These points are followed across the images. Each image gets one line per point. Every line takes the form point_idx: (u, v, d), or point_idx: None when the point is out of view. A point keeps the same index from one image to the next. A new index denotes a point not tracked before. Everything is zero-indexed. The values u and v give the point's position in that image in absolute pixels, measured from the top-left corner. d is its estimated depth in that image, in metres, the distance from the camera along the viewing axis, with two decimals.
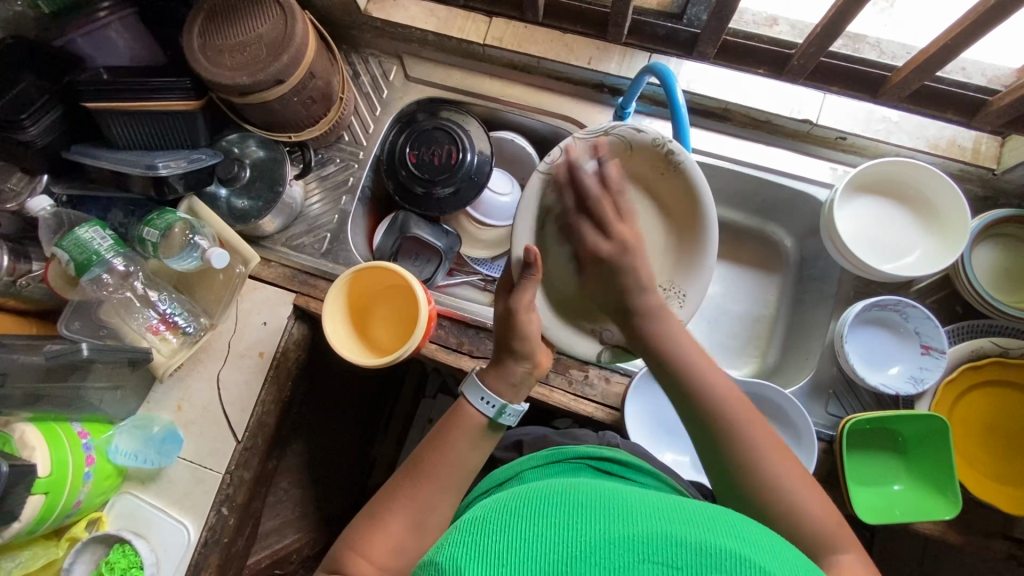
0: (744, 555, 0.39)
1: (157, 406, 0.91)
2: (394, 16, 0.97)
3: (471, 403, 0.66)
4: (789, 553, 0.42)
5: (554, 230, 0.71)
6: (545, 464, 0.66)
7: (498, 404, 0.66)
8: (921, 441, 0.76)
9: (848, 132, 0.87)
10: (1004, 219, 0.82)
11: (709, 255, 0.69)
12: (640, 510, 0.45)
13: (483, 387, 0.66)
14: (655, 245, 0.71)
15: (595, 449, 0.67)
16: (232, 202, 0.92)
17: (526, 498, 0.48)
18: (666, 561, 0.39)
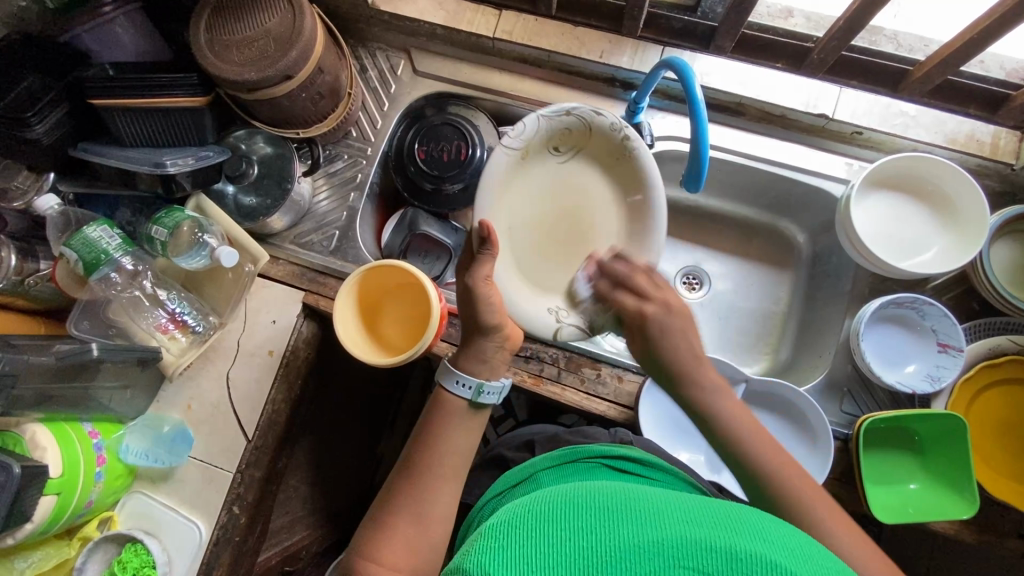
0: (774, 561, 0.39)
1: (166, 406, 0.91)
2: (403, 10, 0.96)
3: (448, 389, 0.67)
4: (820, 556, 0.42)
5: (517, 206, 0.82)
6: (561, 465, 0.66)
7: (474, 384, 0.66)
8: (938, 439, 0.75)
9: (866, 127, 0.85)
10: (1023, 216, 0.81)
11: (656, 228, 0.80)
12: (664, 513, 0.44)
13: (457, 370, 0.67)
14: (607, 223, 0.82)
15: (609, 448, 0.67)
16: (240, 199, 0.91)
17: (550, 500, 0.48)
18: (696, 568, 0.39)
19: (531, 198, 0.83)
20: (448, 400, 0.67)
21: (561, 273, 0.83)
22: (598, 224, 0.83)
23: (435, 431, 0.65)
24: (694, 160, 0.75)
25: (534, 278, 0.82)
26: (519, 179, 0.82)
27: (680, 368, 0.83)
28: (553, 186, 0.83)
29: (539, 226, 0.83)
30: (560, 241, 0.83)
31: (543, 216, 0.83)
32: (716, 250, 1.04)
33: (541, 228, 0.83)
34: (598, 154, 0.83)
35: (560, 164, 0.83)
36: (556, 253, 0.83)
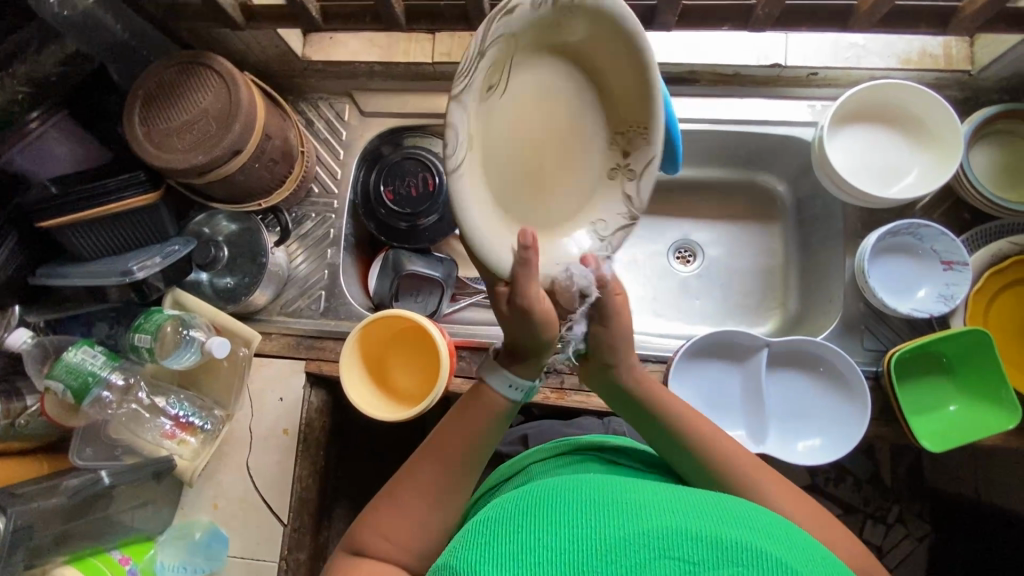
0: (763, 549, 0.40)
1: (193, 510, 0.87)
2: (335, 56, 0.95)
3: (496, 390, 0.58)
4: (800, 543, 0.43)
5: (510, 53, 0.51)
6: (551, 457, 0.64)
7: (525, 388, 0.59)
8: (966, 357, 0.75)
9: (820, 67, 0.86)
10: (993, 117, 0.81)
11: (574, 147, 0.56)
12: (651, 501, 0.45)
13: (508, 373, 0.58)
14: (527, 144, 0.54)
15: (602, 440, 0.66)
16: (216, 283, 0.88)
17: (537, 495, 0.48)
18: (684, 558, 0.39)
19: (523, 85, 0.53)
20: (480, 393, 0.59)
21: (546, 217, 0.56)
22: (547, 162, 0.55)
23: (476, 420, 0.58)
24: (666, 144, 0.70)
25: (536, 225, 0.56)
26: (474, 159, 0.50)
27: (705, 346, 0.78)
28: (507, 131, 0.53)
29: (503, 156, 0.53)
30: (551, 183, 0.56)
31: (518, 159, 0.54)
32: (700, 219, 1.05)
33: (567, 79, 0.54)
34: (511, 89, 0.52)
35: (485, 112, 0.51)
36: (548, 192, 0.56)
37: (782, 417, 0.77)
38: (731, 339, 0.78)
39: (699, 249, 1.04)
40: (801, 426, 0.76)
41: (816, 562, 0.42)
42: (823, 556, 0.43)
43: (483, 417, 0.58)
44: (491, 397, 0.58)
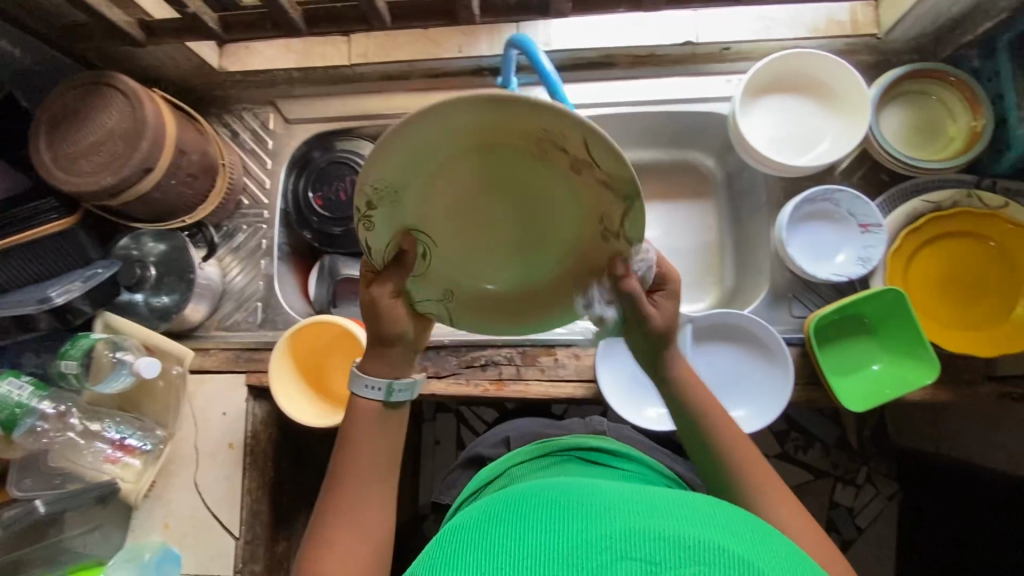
0: (722, 546, 0.40)
1: (143, 532, 0.87)
2: (251, 65, 0.94)
3: (355, 396, 0.57)
4: (764, 542, 0.44)
5: (403, 174, 0.51)
6: (530, 462, 0.64)
7: (384, 385, 0.57)
8: (888, 316, 0.75)
9: (732, 41, 0.86)
10: (901, 78, 0.81)
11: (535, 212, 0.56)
12: (617, 505, 0.46)
13: (363, 374, 0.57)
14: (486, 226, 0.57)
15: (581, 440, 0.66)
16: (151, 302, 0.88)
17: (504, 506, 0.48)
18: (646, 559, 0.40)
19: (460, 174, 0.53)
20: (351, 408, 0.58)
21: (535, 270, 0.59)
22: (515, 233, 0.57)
23: (361, 437, 0.57)
24: None
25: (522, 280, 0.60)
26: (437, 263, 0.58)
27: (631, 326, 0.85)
28: (457, 227, 0.57)
29: (467, 235, 0.57)
30: (528, 237, 0.57)
31: (475, 239, 0.58)
32: None
33: (498, 150, 0.51)
34: (439, 202, 0.54)
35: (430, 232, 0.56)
36: (529, 245, 0.58)
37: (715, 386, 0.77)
38: None
39: None
40: (730, 397, 0.77)
41: (778, 558, 0.42)
42: (787, 552, 0.44)
43: (366, 428, 0.57)
44: (358, 410, 0.57)
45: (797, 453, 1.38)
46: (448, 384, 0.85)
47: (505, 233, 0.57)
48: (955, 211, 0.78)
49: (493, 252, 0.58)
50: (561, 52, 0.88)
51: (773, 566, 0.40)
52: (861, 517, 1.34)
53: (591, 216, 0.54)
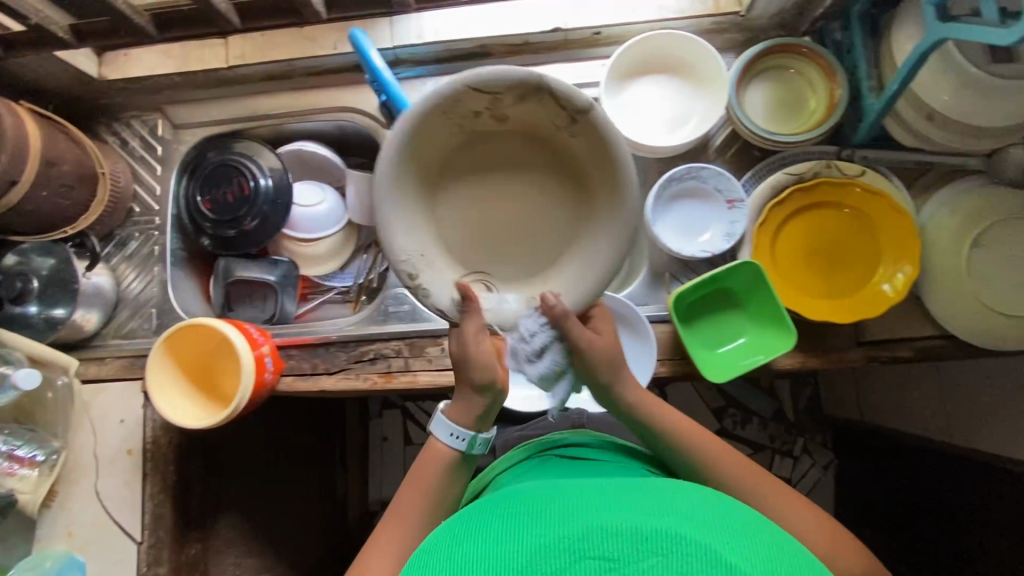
0: (679, 535, 0.43)
1: (46, 541, 0.88)
2: (131, 72, 0.94)
3: (439, 440, 0.64)
4: (724, 526, 0.46)
5: (443, 145, 0.58)
6: (514, 463, 0.74)
7: (468, 436, 0.64)
8: (752, 289, 0.77)
9: (600, 26, 0.87)
10: (760, 55, 0.82)
11: (548, 212, 0.60)
12: (588, 508, 0.48)
13: (449, 422, 0.64)
14: (502, 223, 0.61)
15: (555, 439, 0.75)
16: (47, 314, 0.87)
17: (478, 523, 0.51)
18: (605, 557, 0.42)
19: (512, 149, 0.60)
20: (431, 446, 0.65)
21: (531, 268, 0.61)
22: (526, 233, 0.61)
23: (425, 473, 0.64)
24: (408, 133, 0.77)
25: (525, 277, 0.61)
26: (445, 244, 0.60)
27: None
28: (475, 216, 0.61)
29: (485, 211, 0.61)
30: (520, 247, 0.61)
31: (487, 232, 0.61)
32: None
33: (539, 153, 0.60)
34: (463, 188, 0.60)
35: (445, 211, 0.60)
36: (517, 254, 0.61)
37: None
38: None
39: None
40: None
41: (736, 539, 0.45)
42: (749, 532, 0.47)
43: (434, 466, 0.65)
44: (436, 450, 0.65)
45: (735, 429, 1.42)
46: (338, 379, 0.86)
47: (518, 231, 0.61)
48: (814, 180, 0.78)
49: (505, 250, 0.61)
50: (434, 43, 0.89)
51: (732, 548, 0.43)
52: (801, 486, 1.39)
53: (570, 242, 0.60)
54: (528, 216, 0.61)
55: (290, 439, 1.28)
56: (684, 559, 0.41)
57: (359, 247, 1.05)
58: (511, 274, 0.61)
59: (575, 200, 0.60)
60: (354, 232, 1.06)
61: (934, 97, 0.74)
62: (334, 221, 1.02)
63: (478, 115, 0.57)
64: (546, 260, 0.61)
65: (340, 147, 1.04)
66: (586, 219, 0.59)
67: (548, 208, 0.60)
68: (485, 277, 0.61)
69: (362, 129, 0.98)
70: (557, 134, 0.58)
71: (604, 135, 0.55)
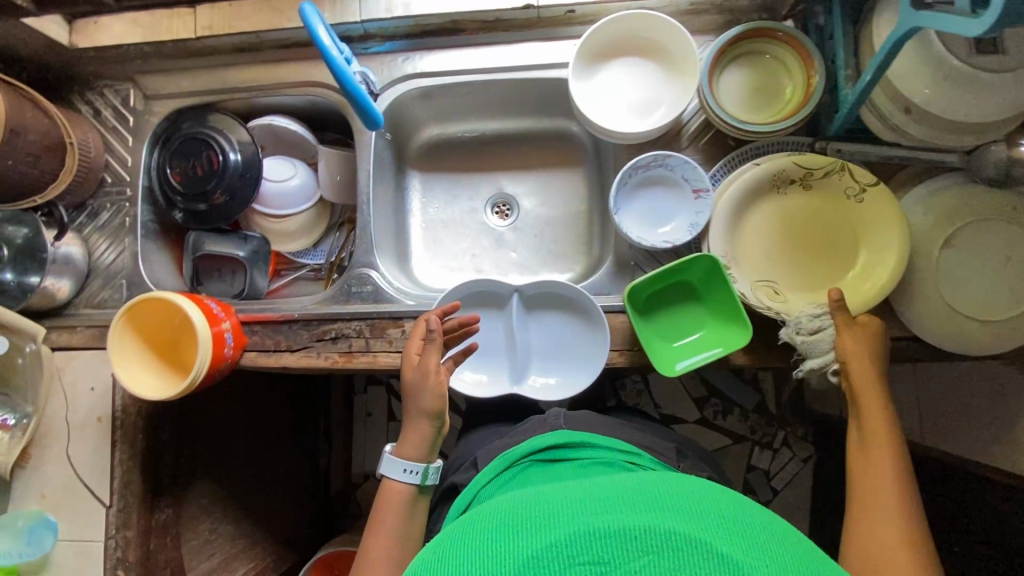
0: (669, 530, 0.41)
1: (22, 501, 0.92)
2: (101, 41, 0.93)
3: (395, 478, 0.73)
4: (712, 507, 0.45)
5: (768, 187, 0.78)
6: (495, 475, 0.68)
7: (419, 469, 0.73)
8: (710, 282, 0.75)
9: (573, 4, 0.84)
10: (738, 39, 0.79)
11: (828, 252, 0.78)
12: (570, 506, 0.46)
13: (402, 460, 0.73)
14: (818, 237, 0.78)
15: (534, 439, 0.70)
16: (24, 280, 0.88)
17: (454, 537, 0.47)
18: (595, 560, 0.41)
19: (816, 200, 0.78)
20: (387, 486, 0.74)
21: (795, 296, 0.77)
22: (831, 255, 0.77)
23: (387, 510, 0.72)
24: (363, 115, 0.77)
25: (801, 295, 0.77)
26: (757, 250, 0.79)
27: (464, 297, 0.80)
28: (768, 244, 0.79)
29: (790, 242, 0.79)
30: (809, 273, 0.78)
31: (790, 253, 0.79)
32: (511, 170, 1.05)
33: (838, 201, 0.77)
34: (794, 211, 0.78)
35: (758, 227, 0.79)
36: (792, 270, 0.78)
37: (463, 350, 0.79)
38: (483, 289, 0.79)
39: (514, 202, 1.04)
40: (557, 365, 0.79)
41: (726, 524, 0.44)
42: (739, 511, 0.46)
43: (391, 504, 0.73)
44: (393, 488, 0.73)
45: (716, 419, 1.43)
46: (300, 357, 0.86)
47: (830, 250, 0.78)
48: (769, 173, 0.77)
49: (814, 264, 0.78)
50: (404, 18, 0.87)
51: (729, 538, 0.42)
52: (778, 478, 1.40)
53: (862, 263, 0.75)
54: (824, 246, 0.78)
55: (272, 410, 1.31)
56: (675, 558, 0.40)
57: (332, 225, 1.05)
58: (798, 289, 0.77)
59: (862, 243, 0.75)
60: (327, 210, 1.06)
61: (914, 91, 0.69)
62: (306, 198, 1.02)
63: (794, 182, 0.77)
64: (818, 286, 0.77)
65: (314, 122, 1.03)
66: (872, 244, 0.74)
67: (821, 253, 0.78)
68: (767, 286, 0.77)
69: (334, 105, 0.96)
70: (864, 189, 0.75)
71: (892, 196, 0.72)
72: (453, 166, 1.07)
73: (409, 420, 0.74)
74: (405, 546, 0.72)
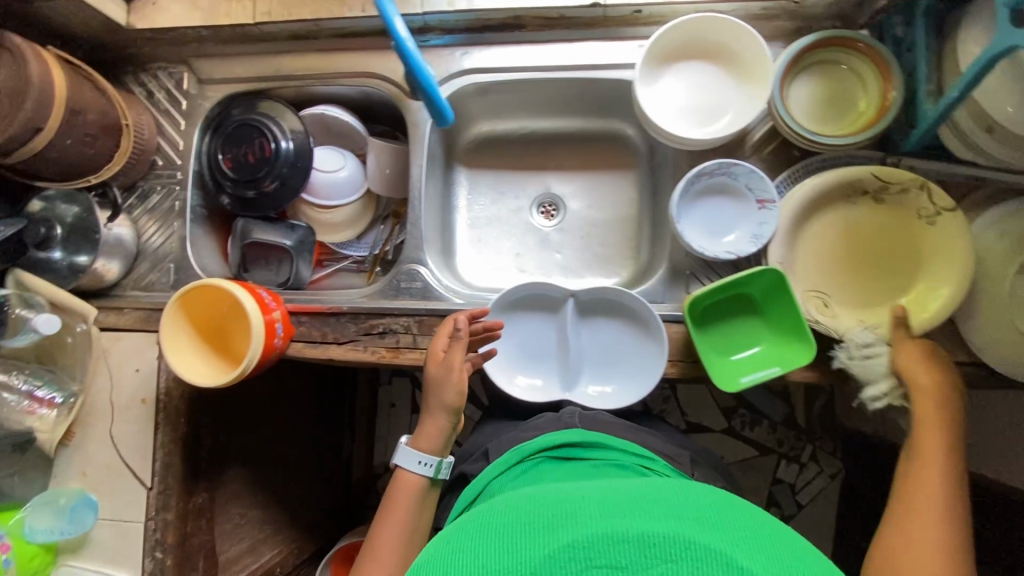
0: (688, 539, 0.41)
1: (63, 478, 0.93)
2: (159, 22, 0.92)
3: (410, 468, 0.73)
4: (729, 520, 0.44)
5: (837, 196, 0.76)
6: (507, 471, 0.66)
7: (435, 462, 0.73)
8: (771, 296, 0.74)
9: (641, 4, 0.82)
10: (812, 47, 0.77)
11: (889, 273, 0.75)
12: (587, 509, 0.45)
13: (419, 451, 0.73)
14: (882, 256, 0.76)
15: (549, 437, 0.68)
16: (72, 261, 0.88)
17: (466, 534, 0.47)
18: (611, 564, 0.40)
19: (885, 217, 0.76)
20: (401, 476, 0.74)
21: (846, 313, 0.75)
22: (892, 276, 0.75)
23: (403, 501, 0.72)
24: (430, 104, 0.76)
25: (855, 313, 0.75)
26: (816, 259, 0.77)
27: (517, 298, 0.78)
28: (827, 255, 0.77)
29: (851, 256, 0.77)
30: (865, 292, 0.76)
31: (850, 268, 0.76)
32: (559, 169, 1.04)
33: (908, 221, 0.74)
34: (859, 224, 0.76)
35: (820, 235, 0.77)
36: (850, 286, 0.76)
37: (515, 355, 0.79)
38: (537, 292, 0.78)
39: (561, 202, 1.03)
40: (612, 373, 0.78)
41: (743, 535, 0.43)
42: (756, 525, 0.45)
43: (405, 494, 0.73)
44: (407, 478, 0.73)
45: (743, 429, 1.41)
46: (347, 350, 0.86)
47: (891, 271, 0.75)
48: (838, 184, 0.75)
49: (873, 283, 0.76)
50: (466, 11, 0.86)
51: (747, 551, 0.41)
52: (803, 493, 1.38)
53: (922, 290, 0.72)
54: (886, 266, 0.75)
55: (303, 398, 1.31)
56: (694, 566, 0.39)
57: (377, 217, 1.04)
58: (853, 306, 0.75)
59: (927, 269, 0.72)
60: (373, 203, 1.05)
61: (996, 109, 0.67)
62: (353, 190, 1.01)
63: (866, 194, 0.76)
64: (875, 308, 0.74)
65: (364, 113, 1.02)
66: (935, 270, 0.71)
67: (884, 273, 0.75)
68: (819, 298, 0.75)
69: (388, 97, 0.95)
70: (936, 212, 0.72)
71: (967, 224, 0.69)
72: (500, 163, 1.05)
73: (428, 413, 0.74)
74: (416, 538, 0.73)
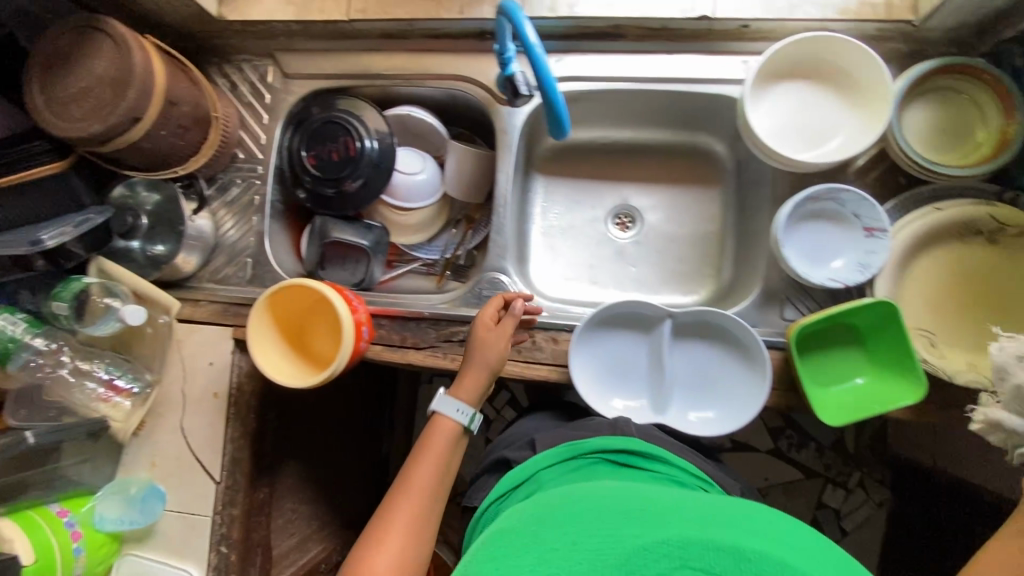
0: (775, 555, 0.43)
1: (132, 467, 0.93)
2: (251, 15, 0.91)
3: (447, 416, 0.73)
4: (805, 543, 0.46)
5: (950, 233, 0.74)
6: (562, 463, 0.65)
7: (471, 411, 0.74)
8: (878, 328, 0.72)
9: (751, 19, 0.80)
10: (931, 73, 0.75)
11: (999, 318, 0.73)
12: (670, 517, 0.48)
13: (459, 400, 0.73)
14: (993, 300, 0.73)
15: (611, 440, 0.66)
16: (147, 250, 0.89)
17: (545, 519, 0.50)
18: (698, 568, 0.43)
19: (998, 259, 0.73)
20: (436, 421, 0.73)
21: (953, 355, 0.72)
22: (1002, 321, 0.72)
23: (437, 441, 0.72)
24: (550, 108, 0.73)
25: (962, 357, 0.72)
26: (922, 297, 0.74)
27: (611, 316, 0.78)
28: (934, 293, 0.74)
29: (960, 297, 0.74)
30: (973, 336, 0.73)
31: (959, 309, 0.74)
32: (639, 181, 1.02)
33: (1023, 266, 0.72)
34: (970, 264, 0.74)
35: (928, 273, 0.75)
36: (957, 328, 0.73)
37: (604, 375, 0.78)
38: (633, 310, 0.77)
39: (638, 214, 1.01)
40: (707, 399, 0.77)
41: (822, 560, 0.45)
42: (826, 546, 0.47)
43: (440, 436, 0.72)
44: (442, 427, 0.73)
45: (789, 451, 1.36)
46: (426, 356, 0.85)
47: (1001, 315, 0.73)
48: (952, 221, 0.73)
49: (981, 327, 0.73)
50: (567, 19, 0.84)
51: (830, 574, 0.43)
52: (848, 519, 1.32)
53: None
54: (997, 311, 0.73)
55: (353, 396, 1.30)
56: None
57: (451, 221, 1.03)
58: (959, 349, 0.73)
59: None
60: (447, 206, 1.04)
61: None
62: (430, 193, 1.00)
63: (979, 235, 0.73)
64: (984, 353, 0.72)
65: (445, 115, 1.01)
66: None
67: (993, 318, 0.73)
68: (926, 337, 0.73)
69: (475, 101, 0.94)
70: None
71: None
72: (577, 171, 1.04)
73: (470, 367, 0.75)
74: (443, 478, 0.71)
